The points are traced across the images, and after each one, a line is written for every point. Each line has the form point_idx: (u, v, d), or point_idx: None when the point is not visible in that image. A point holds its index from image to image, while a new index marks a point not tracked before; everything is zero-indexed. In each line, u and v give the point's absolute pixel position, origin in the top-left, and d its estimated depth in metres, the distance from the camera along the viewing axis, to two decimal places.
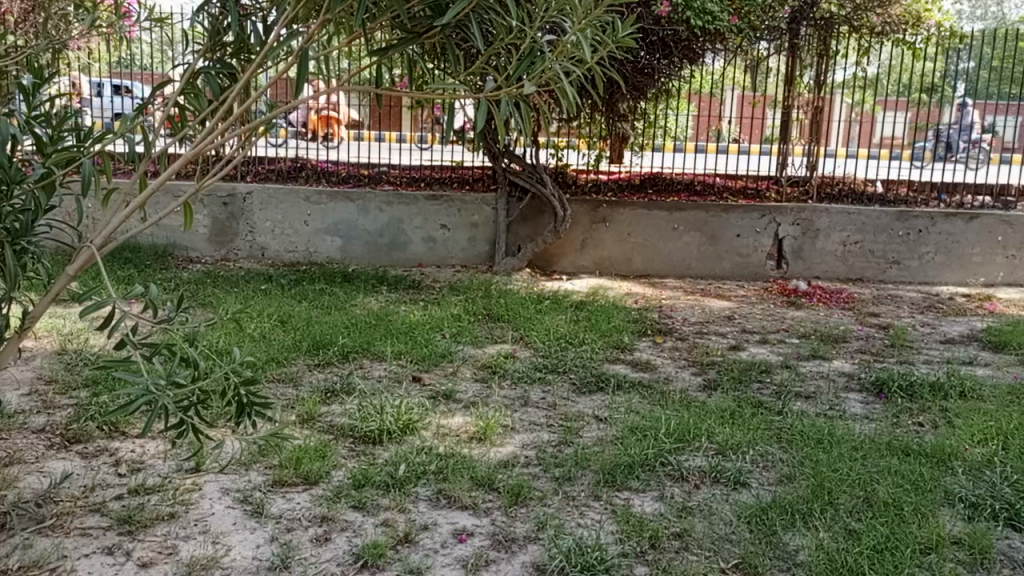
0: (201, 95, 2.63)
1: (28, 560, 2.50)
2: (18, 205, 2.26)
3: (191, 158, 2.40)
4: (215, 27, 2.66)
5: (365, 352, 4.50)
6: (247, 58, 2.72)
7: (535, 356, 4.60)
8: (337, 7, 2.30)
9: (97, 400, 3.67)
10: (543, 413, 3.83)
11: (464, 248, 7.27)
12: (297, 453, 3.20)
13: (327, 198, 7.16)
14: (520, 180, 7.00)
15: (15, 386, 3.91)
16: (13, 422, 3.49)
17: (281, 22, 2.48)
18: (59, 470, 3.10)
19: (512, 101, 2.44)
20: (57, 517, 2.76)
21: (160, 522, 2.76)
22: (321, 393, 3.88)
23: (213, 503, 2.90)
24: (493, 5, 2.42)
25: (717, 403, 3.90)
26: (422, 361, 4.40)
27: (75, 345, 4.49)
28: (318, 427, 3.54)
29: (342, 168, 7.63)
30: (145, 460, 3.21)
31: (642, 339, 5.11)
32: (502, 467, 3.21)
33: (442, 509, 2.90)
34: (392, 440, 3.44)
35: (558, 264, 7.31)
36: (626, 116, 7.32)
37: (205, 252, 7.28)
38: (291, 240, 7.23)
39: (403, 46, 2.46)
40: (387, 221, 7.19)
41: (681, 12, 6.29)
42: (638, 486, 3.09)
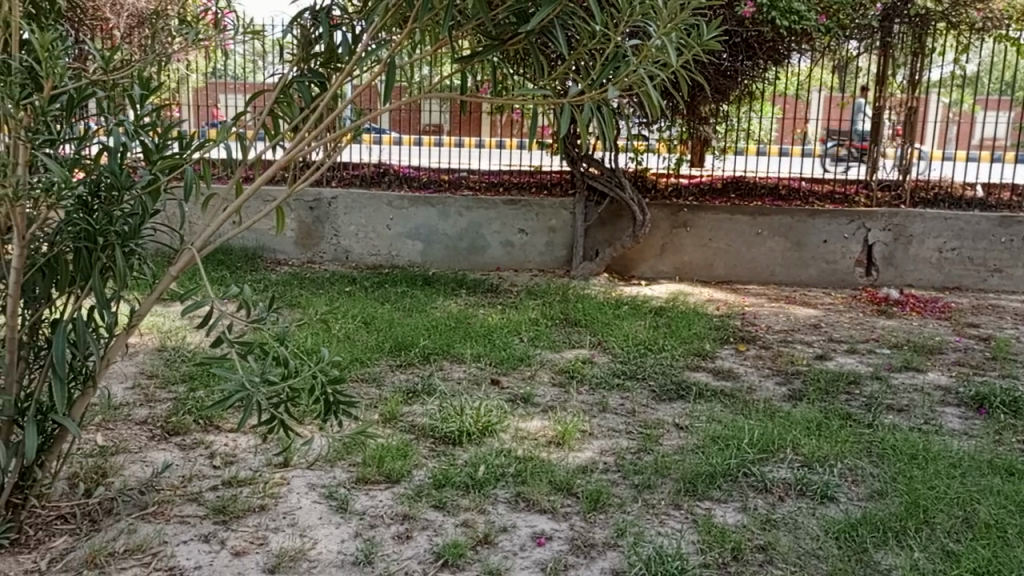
0: (293, 103, 2.74)
1: (132, 543, 2.64)
2: (129, 209, 2.39)
3: (283, 165, 2.49)
4: (307, 38, 2.74)
5: (445, 354, 4.57)
6: (337, 67, 2.75)
7: (614, 362, 4.57)
8: (424, 16, 2.35)
9: (193, 395, 3.86)
10: (621, 419, 3.80)
11: (541, 252, 7.31)
12: (379, 452, 3.28)
13: (409, 203, 7.31)
14: (598, 185, 6.97)
15: (120, 379, 4.15)
16: (118, 413, 3.70)
17: (370, 32, 2.54)
18: (159, 460, 3.28)
19: (594, 105, 2.43)
20: (158, 504, 2.91)
21: (252, 513, 2.88)
22: (403, 393, 3.97)
23: (300, 497, 3.00)
24: (577, 9, 2.41)
25: (803, 413, 3.79)
26: (501, 364, 4.45)
27: (174, 342, 4.73)
28: (399, 426, 3.61)
29: (422, 174, 7.67)
30: (238, 454, 3.35)
31: (724, 346, 5.01)
32: (581, 472, 3.20)
33: (521, 512, 2.91)
34: (472, 441, 3.49)
35: (636, 269, 7.24)
36: (708, 119, 7.18)
37: (292, 255, 7.49)
38: (373, 243, 7.40)
39: (488, 54, 2.49)
40: (466, 225, 7.29)
41: (765, 13, 6.10)
42: (720, 496, 3.04)
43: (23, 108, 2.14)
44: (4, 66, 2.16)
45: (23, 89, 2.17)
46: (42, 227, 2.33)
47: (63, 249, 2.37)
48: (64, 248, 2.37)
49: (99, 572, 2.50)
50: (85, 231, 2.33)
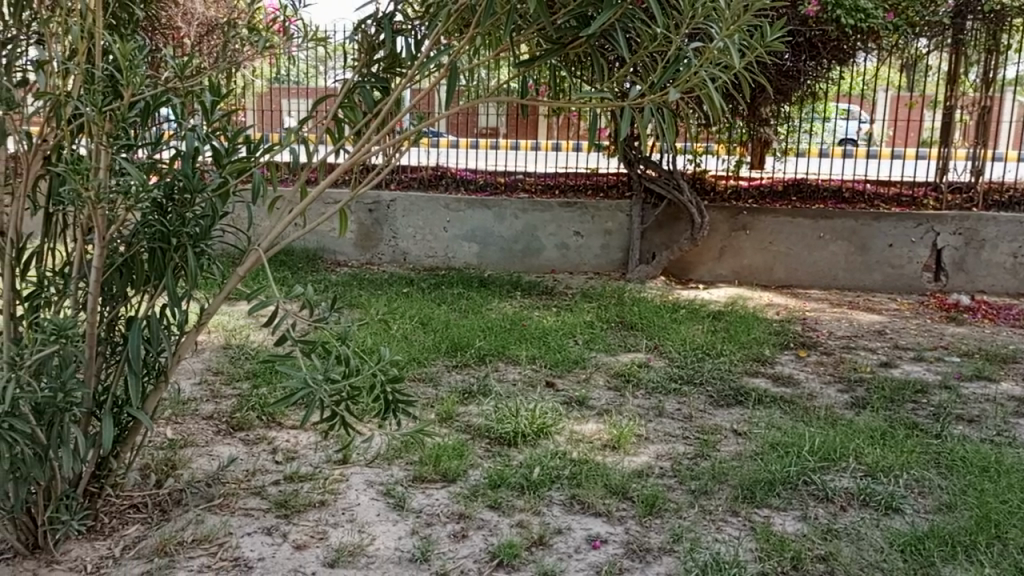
0: (357, 107, 2.81)
1: (199, 533, 2.74)
2: (201, 211, 2.47)
3: (347, 168, 2.56)
4: (369, 44, 2.79)
5: (500, 355, 4.60)
6: (400, 72, 2.83)
7: (670, 366, 4.53)
8: (485, 22, 2.38)
9: (257, 392, 3.98)
10: (678, 424, 3.77)
11: (597, 254, 7.30)
12: (436, 451, 3.32)
13: (465, 205, 7.37)
14: (656, 187, 6.93)
15: (187, 375, 4.30)
16: (187, 408, 3.83)
17: (432, 38, 2.59)
18: (225, 454, 3.39)
19: (655, 108, 2.42)
20: (223, 497, 3.01)
21: (312, 508, 2.95)
22: (459, 393, 4.02)
23: (358, 493, 3.06)
24: (639, 12, 2.40)
25: (866, 421, 3.70)
26: (556, 366, 4.46)
27: (238, 340, 4.88)
28: (455, 426, 3.65)
29: (479, 177, 7.75)
30: (299, 450, 3.44)
31: (784, 352, 4.91)
32: (636, 477, 3.19)
33: (576, 514, 2.92)
34: (527, 442, 3.51)
35: (694, 272, 7.15)
36: (769, 121, 7.05)
37: (351, 256, 7.64)
38: (430, 245, 7.49)
39: (548, 58, 2.50)
40: (521, 227, 7.32)
41: (830, 12, 5.96)
42: (779, 504, 2.98)
43: (104, 115, 2.27)
44: (88, 76, 2.30)
45: (106, 97, 2.31)
46: (120, 229, 2.45)
47: (139, 250, 2.48)
48: (140, 249, 2.49)
49: (169, 560, 2.60)
50: (160, 232, 2.44)
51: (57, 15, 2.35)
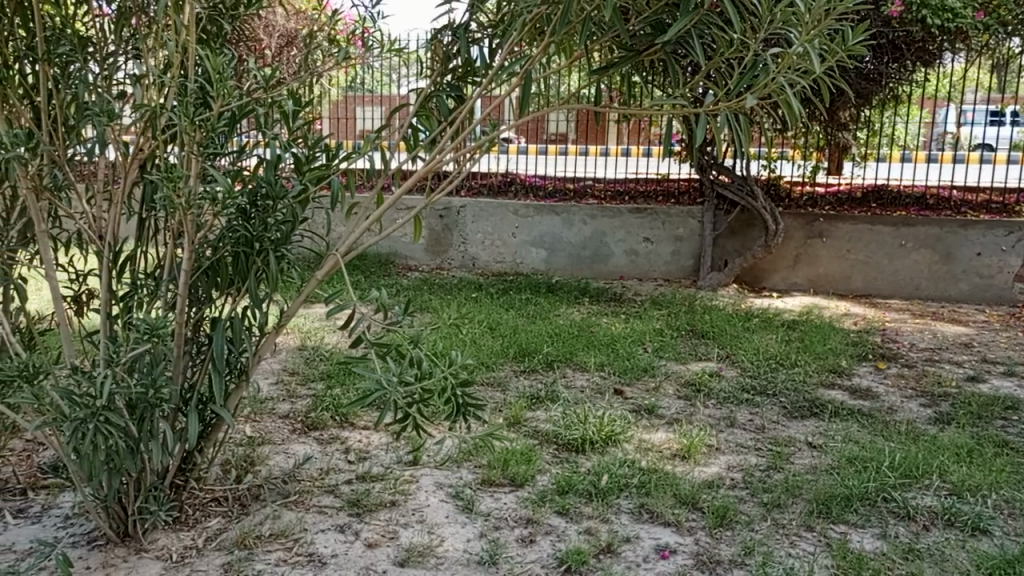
0: (432, 115, 2.87)
1: (276, 528, 2.84)
2: (282, 217, 2.56)
3: (424, 174, 2.62)
4: (446, 54, 2.83)
5: (567, 361, 4.60)
6: (474, 81, 2.85)
7: (743, 375, 4.44)
8: (560, 31, 2.39)
9: (331, 392, 4.10)
10: (750, 435, 3.69)
11: (667, 261, 7.24)
12: (505, 455, 3.35)
13: (534, 211, 7.40)
14: (728, 193, 6.80)
15: (265, 375, 4.45)
16: (264, 406, 3.97)
17: (506, 47, 2.62)
18: (300, 452, 3.49)
19: (730, 115, 2.39)
20: (298, 494, 3.10)
21: (384, 508, 3.01)
22: (527, 399, 4.03)
23: (428, 495, 3.11)
24: (716, 18, 2.36)
25: (951, 438, 3.54)
26: (625, 374, 4.43)
27: (313, 342, 5.02)
28: (523, 431, 3.67)
29: (548, 183, 7.73)
30: (371, 450, 3.53)
31: (863, 363, 4.75)
32: (707, 487, 3.14)
33: (645, 523, 2.89)
34: (595, 449, 3.50)
35: (767, 280, 7.00)
36: (848, 125, 6.97)
37: (422, 261, 7.74)
38: (499, 250, 7.55)
39: (623, 65, 2.49)
40: (590, 233, 7.32)
41: (915, 12, 5.75)
42: (857, 521, 2.89)
43: (196, 125, 2.35)
44: (181, 88, 2.40)
45: (197, 108, 2.40)
46: (208, 233, 2.56)
47: (223, 253, 2.58)
48: (225, 253, 2.58)
49: (248, 553, 2.70)
50: (244, 237, 2.54)
51: (155, 31, 2.49)
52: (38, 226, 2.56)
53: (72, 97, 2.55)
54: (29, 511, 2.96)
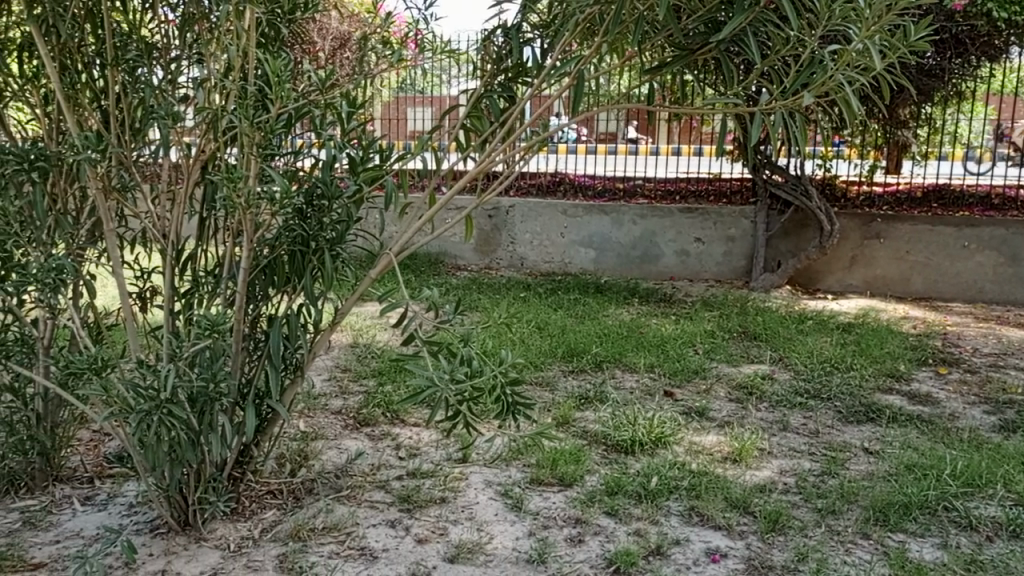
0: (483, 116, 2.90)
1: (329, 522, 2.89)
2: (337, 217, 2.62)
3: (476, 174, 2.64)
4: (498, 55, 2.85)
5: (616, 362, 4.58)
6: (526, 81, 2.86)
7: (796, 379, 4.36)
8: (614, 31, 2.39)
9: (382, 389, 4.16)
10: (803, 439, 3.63)
11: (718, 262, 7.16)
12: (553, 454, 3.35)
13: (583, 211, 7.38)
14: (782, 193, 6.68)
15: (318, 371, 4.54)
16: (318, 402, 4.05)
17: (559, 48, 2.62)
18: (353, 447, 3.56)
19: (786, 113, 2.35)
20: (351, 488, 3.16)
21: (434, 505, 3.05)
22: (576, 399, 4.03)
23: (477, 493, 3.13)
24: (772, 16, 2.33)
25: (1017, 447, 3.42)
26: (675, 375, 4.39)
27: (365, 339, 5.11)
28: (572, 431, 3.67)
29: (597, 183, 7.71)
30: (421, 447, 3.57)
31: (922, 368, 4.61)
32: (759, 491, 3.10)
33: (695, 526, 2.87)
34: (644, 451, 3.48)
35: (822, 282, 6.85)
36: (908, 122, 6.75)
37: (471, 261, 7.76)
38: (548, 250, 7.54)
39: (676, 65, 2.48)
40: (640, 234, 7.28)
41: (980, 6, 5.57)
42: (915, 529, 2.82)
43: (255, 126, 2.43)
44: (242, 91, 2.47)
45: (256, 111, 2.46)
46: (265, 233, 2.62)
47: (281, 252, 2.65)
48: (282, 252, 2.65)
49: (302, 544, 2.76)
50: (300, 236, 2.60)
51: (217, 36, 2.56)
52: (106, 225, 2.66)
53: (139, 101, 2.64)
54: (96, 499, 3.08)
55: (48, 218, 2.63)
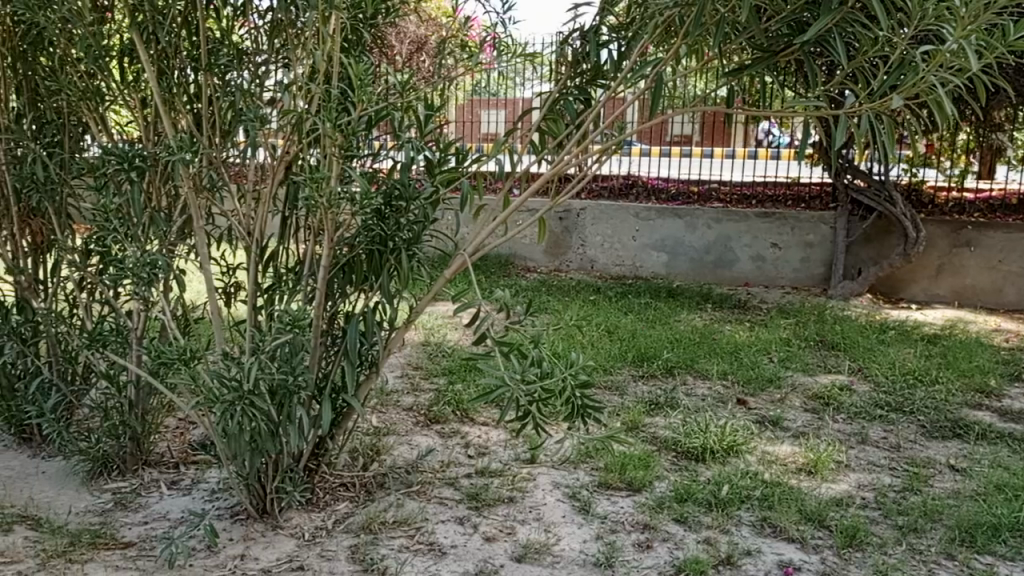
0: (559, 119, 2.90)
1: (400, 516, 2.95)
2: (414, 217, 2.68)
3: (550, 177, 2.65)
4: (576, 57, 2.84)
5: (688, 368, 4.52)
6: (603, 83, 2.86)
7: (876, 391, 4.22)
8: (693, 33, 2.37)
9: (452, 388, 4.22)
10: (883, 453, 3.50)
11: (796, 268, 7.00)
12: (622, 459, 3.33)
13: (656, 214, 7.30)
14: (864, 198, 6.48)
15: (391, 368, 4.64)
16: (390, 398, 4.14)
17: (637, 50, 2.61)
18: (423, 444, 3.62)
19: (873, 116, 2.29)
20: (421, 484, 3.22)
21: (501, 504, 3.07)
22: (646, 404, 3.99)
23: (545, 494, 3.14)
24: (860, 17, 2.24)
25: None
26: (748, 384, 4.29)
27: (435, 338, 5.19)
28: (641, 436, 3.64)
29: (671, 186, 7.60)
30: (489, 446, 3.60)
31: (1015, 384, 4.39)
32: (835, 505, 3.01)
33: (767, 537, 2.81)
34: (716, 459, 3.42)
35: (905, 291, 6.59)
36: (1002, 126, 6.40)
37: (540, 262, 7.73)
38: (619, 254, 7.48)
39: (758, 67, 2.44)
40: (714, 238, 7.15)
41: None
42: (1005, 552, 2.69)
43: (338, 129, 2.50)
44: (326, 94, 2.55)
45: (339, 114, 2.54)
46: (345, 233, 2.70)
47: (359, 252, 2.72)
48: (360, 251, 2.72)
49: (373, 537, 2.83)
50: (379, 236, 2.67)
51: (304, 41, 2.65)
52: (197, 222, 2.78)
53: (229, 104, 2.78)
54: (181, 483, 3.22)
55: (144, 215, 2.77)
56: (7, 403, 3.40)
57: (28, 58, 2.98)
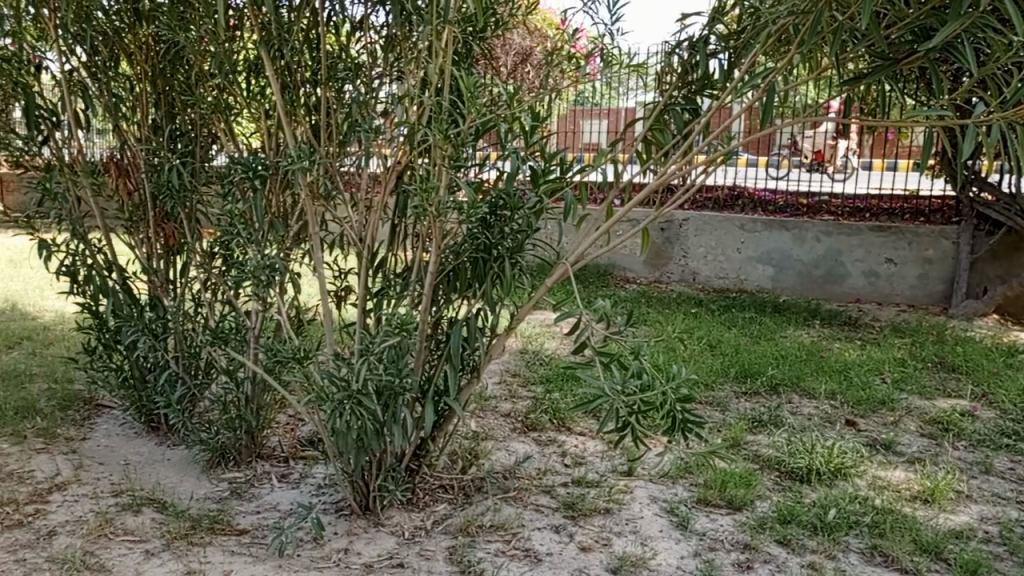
0: (666, 129, 2.87)
1: (497, 520, 2.99)
2: (518, 227, 2.71)
3: (655, 188, 2.62)
4: (684, 67, 2.81)
5: (794, 387, 4.36)
6: (711, 93, 2.81)
7: (1002, 418, 3.94)
8: (810, 42, 2.29)
9: (550, 396, 4.24)
10: (1009, 485, 3.27)
11: (912, 285, 6.64)
12: (723, 476, 3.26)
13: (763, 226, 7.09)
14: (992, 213, 6.11)
15: (490, 374, 4.71)
16: (489, 403, 4.20)
17: (749, 60, 2.56)
18: (521, 450, 3.66)
19: (1005, 125, 2.15)
20: (518, 490, 3.25)
21: (598, 514, 3.07)
22: (749, 421, 3.88)
23: (642, 507, 3.11)
24: (993, 21, 2.11)
25: None
26: (859, 405, 4.10)
27: (533, 346, 5.23)
28: (743, 454, 3.55)
29: (779, 198, 7.37)
30: (586, 456, 3.60)
31: None
32: (954, 537, 2.84)
33: (878, 566, 2.68)
34: (822, 482, 3.29)
35: None
36: None
37: (640, 273, 7.65)
38: (722, 266, 7.31)
39: (878, 75, 2.34)
40: (824, 251, 6.88)
41: None
42: None
43: (447, 140, 2.58)
44: (437, 106, 2.63)
45: (449, 125, 2.61)
46: (451, 241, 2.77)
47: (463, 260, 2.78)
48: (464, 259, 2.78)
49: (470, 539, 2.88)
50: (483, 244, 2.71)
51: (417, 56, 2.74)
52: (313, 228, 2.92)
53: (346, 115, 2.90)
54: (290, 477, 3.38)
55: (265, 221, 2.94)
56: (139, 394, 3.68)
57: (167, 74, 3.22)
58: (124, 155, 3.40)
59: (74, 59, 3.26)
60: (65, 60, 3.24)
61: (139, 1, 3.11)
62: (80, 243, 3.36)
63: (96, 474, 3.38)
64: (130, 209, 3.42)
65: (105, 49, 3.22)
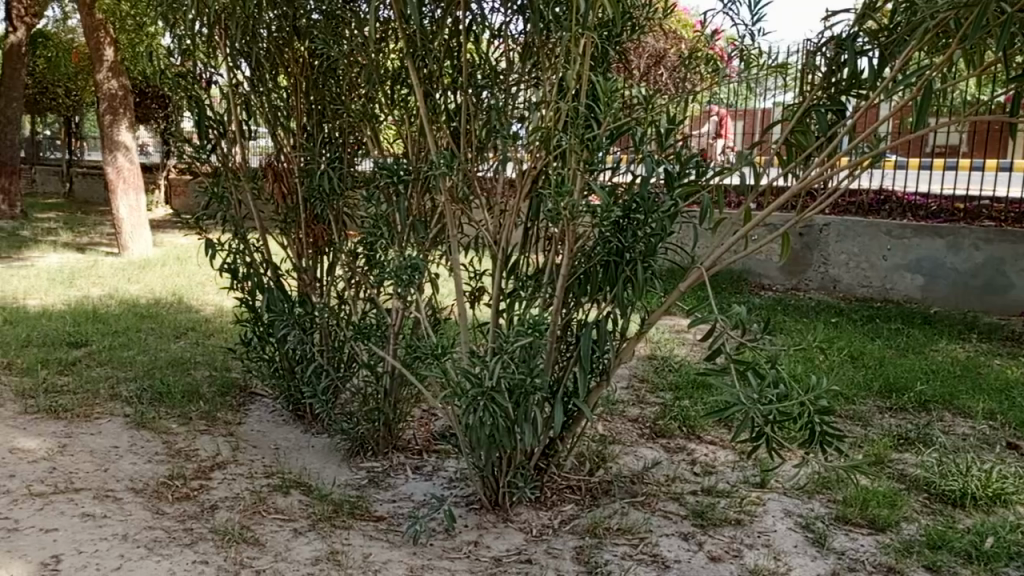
0: (809, 131, 2.75)
1: (624, 524, 2.99)
2: (652, 231, 2.66)
3: (799, 192, 2.52)
4: (830, 68, 2.69)
5: (946, 405, 4.07)
6: (859, 94, 2.67)
7: None
8: (974, 36, 2.15)
9: (679, 403, 4.19)
10: None
11: None
12: (864, 494, 3.10)
13: (912, 232, 6.65)
14: None
15: (618, 378, 4.70)
16: (617, 407, 4.20)
17: (901, 59, 2.43)
18: (649, 456, 3.63)
19: None
20: (646, 495, 3.23)
21: (728, 525, 3.00)
22: (894, 438, 3.67)
23: (776, 520, 3.01)
24: None
25: None
26: (1022, 427, 3.78)
27: (662, 352, 5.17)
28: (887, 472, 3.35)
29: (931, 203, 6.94)
30: (717, 466, 3.53)
31: None
32: None
33: None
34: (978, 507, 3.06)
35: None
36: None
37: (776, 279, 7.36)
38: (866, 274, 6.91)
39: None
40: (983, 260, 6.39)
41: None
42: None
43: (583, 145, 2.62)
44: (574, 111, 2.67)
45: (585, 130, 2.64)
46: (585, 244, 2.81)
47: (595, 263, 2.79)
48: (596, 263, 2.79)
49: (597, 541, 2.89)
50: (616, 248, 2.72)
51: (554, 63, 2.79)
52: (451, 230, 3.03)
53: (483, 122, 3.00)
54: (424, 469, 3.52)
55: (407, 223, 3.09)
56: (288, 383, 3.94)
57: (320, 86, 3.44)
58: (280, 161, 3.67)
59: (239, 74, 3.54)
60: (232, 76, 3.53)
61: (297, 19, 3.34)
62: (240, 243, 3.76)
63: (251, 456, 3.66)
64: (285, 211, 3.68)
65: (266, 64, 3.48)
